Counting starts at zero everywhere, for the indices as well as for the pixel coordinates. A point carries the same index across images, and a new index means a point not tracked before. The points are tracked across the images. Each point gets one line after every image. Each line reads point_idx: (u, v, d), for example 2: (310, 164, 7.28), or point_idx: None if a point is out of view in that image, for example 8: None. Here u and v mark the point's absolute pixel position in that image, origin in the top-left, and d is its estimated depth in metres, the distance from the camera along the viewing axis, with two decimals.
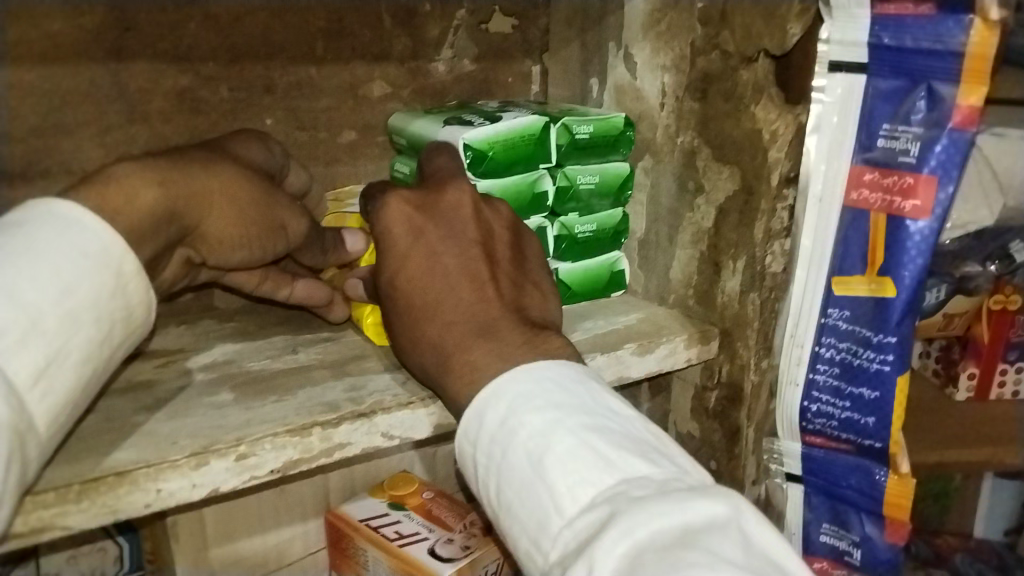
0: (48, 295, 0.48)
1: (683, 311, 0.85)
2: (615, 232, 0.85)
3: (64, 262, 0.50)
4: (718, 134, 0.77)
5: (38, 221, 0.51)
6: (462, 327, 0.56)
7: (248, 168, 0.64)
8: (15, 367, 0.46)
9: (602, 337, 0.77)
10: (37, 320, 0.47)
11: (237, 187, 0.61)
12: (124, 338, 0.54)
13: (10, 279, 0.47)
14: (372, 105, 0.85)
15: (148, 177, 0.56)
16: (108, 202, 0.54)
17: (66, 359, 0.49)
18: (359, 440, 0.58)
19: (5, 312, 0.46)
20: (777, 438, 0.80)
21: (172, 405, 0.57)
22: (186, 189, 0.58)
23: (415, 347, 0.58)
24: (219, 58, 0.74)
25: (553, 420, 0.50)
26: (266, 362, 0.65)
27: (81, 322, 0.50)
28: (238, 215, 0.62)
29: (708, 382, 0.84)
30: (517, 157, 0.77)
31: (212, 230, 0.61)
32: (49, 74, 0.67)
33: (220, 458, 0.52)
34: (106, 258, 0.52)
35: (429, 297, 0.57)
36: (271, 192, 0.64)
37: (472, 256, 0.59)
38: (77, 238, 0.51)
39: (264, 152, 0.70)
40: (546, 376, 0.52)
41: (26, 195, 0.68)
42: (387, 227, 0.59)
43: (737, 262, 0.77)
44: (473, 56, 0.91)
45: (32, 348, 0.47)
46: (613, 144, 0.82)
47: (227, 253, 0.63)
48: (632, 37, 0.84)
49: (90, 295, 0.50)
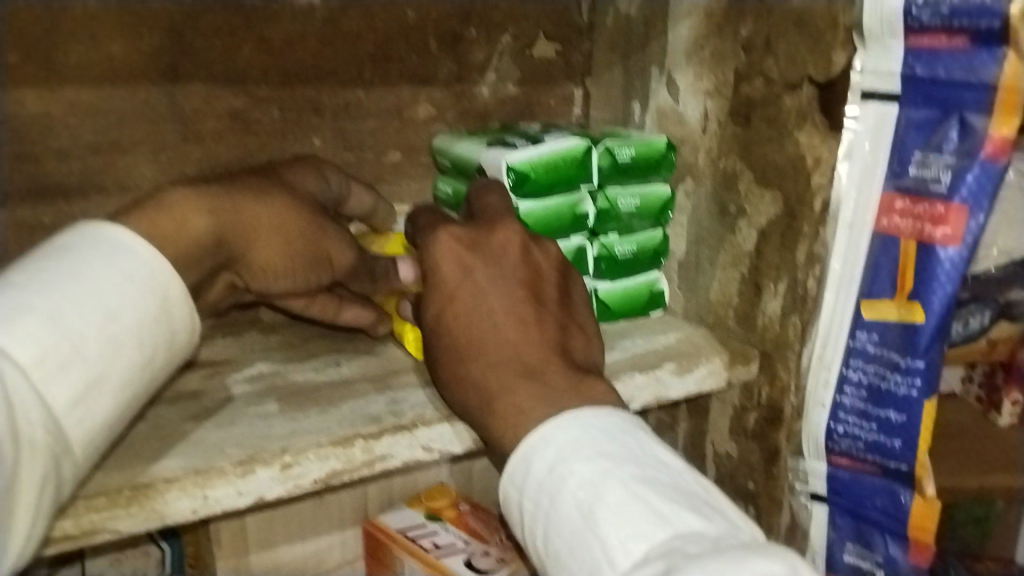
0: (91, 321, 0.50)
1: (722, 333, 0.84)
2: (655, 252, 0.86)
3: (108, 287, 0.52)
4: (761, 159, 0.77)
5: (83, 249, 0.53)
6: (507, 356, 0.58)
7: (302, 200, 0.67)
8: (55, 393, 0.47)
9: (640, 357, 0.77)
10: (80, 345, 0.49)
11: (286, 218, 0.64)
12: (166, 360, 0.56)
13: (55, 305, 0.49)
14: (417, 127, 0.87)
15: (200, 205, 0.60)
16: (159, 228, 0.57)
17: (109, 382, 0.50)
18: (400, 453, 0.59)
19: (50, 337, 0.48)
20: (801, 457, 0.79)
21: (219, 414, 0.59)
22: (233, 218, 0.61)
23: (458, 377, 0.59)
24: (271, 80, 0.77)
25: (604, 469, 0.50)
26: (310, 374, 0.67)
27: (124, 345, 0.52)
28: (285, 245, 0.64)
29: (747, 403, 0.83)
30: (559, 180, 0.78)
31: (258, 259, 0.64)
32: (107, 93, 0.70)
33: (265, 467, 0.53)
34: (150, 283, 0.55)
35: (472, 323, 0.59)
36: (322, 225, 0.66)
37: (518, 290, 0.61)
38: (121, 263, 0.54)
39: (318, 183, 0.73)
40: (593, 424, 0.53)
41: (82, 209, 0.71)
42: (437, 261, 0.62)
43: (779, 285, 0.77)
44: (516, 80, 0.93)
45: (73, 374, 0.48)
46: (655, 166, 0.83)
47: (271, 281, 0.65)
48: (674, 62, 0.85)
49: (132, 320, 0.52)
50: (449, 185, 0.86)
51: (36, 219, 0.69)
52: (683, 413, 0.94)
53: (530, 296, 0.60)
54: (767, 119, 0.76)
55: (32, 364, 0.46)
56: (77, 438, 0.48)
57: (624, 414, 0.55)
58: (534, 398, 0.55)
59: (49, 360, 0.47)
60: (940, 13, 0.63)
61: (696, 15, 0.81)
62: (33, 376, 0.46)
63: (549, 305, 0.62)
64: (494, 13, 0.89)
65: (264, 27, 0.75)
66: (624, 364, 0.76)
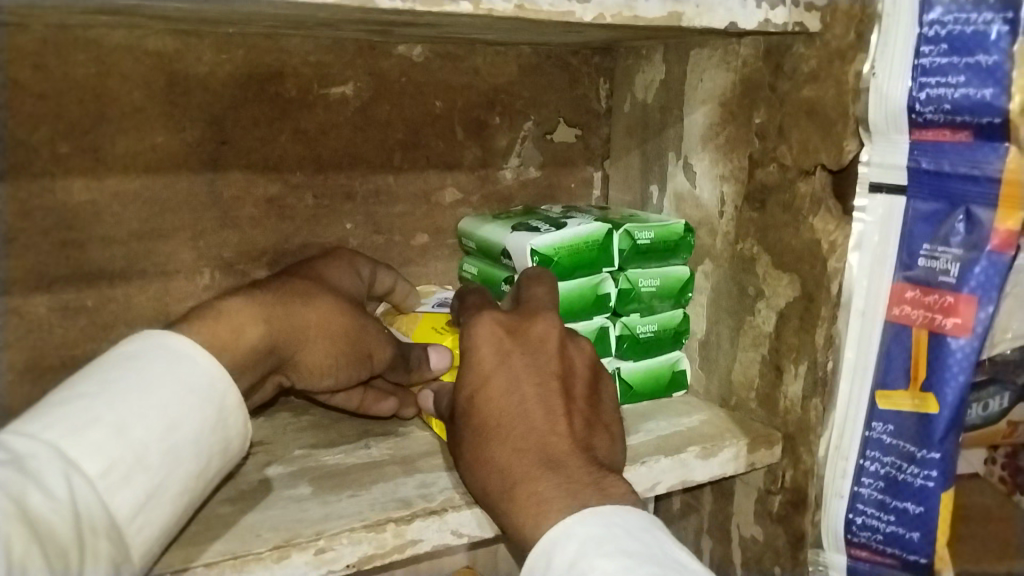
0: (154, 432, 0.52)
1: (744, 414, 0.86)
2: (677, 332, 0.88)
3: (172, 399, 0.53)
4: (778, 243, 0.79)
5: (149, 357, 0.55)
6: (533, 437, 0.58)
7: (345, 300, 0.68)
8: (117, 504, 0.49)
9: (664, 439, 0.79)
10: (143, 455, 0.51)
11: (333, 321, 0.66)
12: (221, 467, 0.57)
13: (121, 416, 0.51)
14: (444, 211, 0.90)
15: (255, 314, 0.62)
16: (216, 336, 0.59)
17: (166, 492, 0.52)
18: (430, 537, 0.60)
19: (114, 448, 0.49)
20: (822, 550, 0.78)
21: (255, 498, 0.60)
22: (286, 324, 0.63)
23: (480, 466, 0.59)
24: (305, 168, 0.80)
25: (625, 566, 0.49)
26: (339, 457, 0.68)
27: (185, 454, 0.53)
28: (331, 346, 0.65)
29: (771, 486, 0.84)
30: (581, 262, 0.80)
31: (306, 361, 0.65)
32: (152, 183, 0.73)
33: (300, 552, 0.54)
34: (209, 393, 0.56)
35: (503, 417, 0.59)
36: (364, 325, 0.68)
37: (547, 374, 0.61)
38: (183, 373, 0.55)
39: (351, 278, 0.75)
40: (617, 523, 0.52)
41: (124, 293, 0.73)
42: (476, 344, 0.62)
43: (800, 366, 0.79)
44: (538, 164, 0.96)
45: (135, 484, 0.50)
46: (674, 248, 0.85)
47: (315, 380, 0.66)
48: (691, 149, 0.88)
49: (192, 431, 0.54)
50: (474, 267, 0.88)
51: (79, 302, 0.71)
52: (707, 493, 0.94)
53: (557, 384, 0.61)
54: (782, 204, 0.78)
55: (97, 475, 0.48)
56: (134, 547, 0.49)
57: (643, 513, 0.55)
58: (559, 482, 0.56)
59: (113, 471, 0.49)
60: (943, 109, 0.64)
61: (712, 103, 0.84)
62: (97, 486, 0.48)
63: (577, 389, 0.63)
64: (518, 101, 0.92)
65: (299, 118, 0.78)
66: (650, 447, 0.77)
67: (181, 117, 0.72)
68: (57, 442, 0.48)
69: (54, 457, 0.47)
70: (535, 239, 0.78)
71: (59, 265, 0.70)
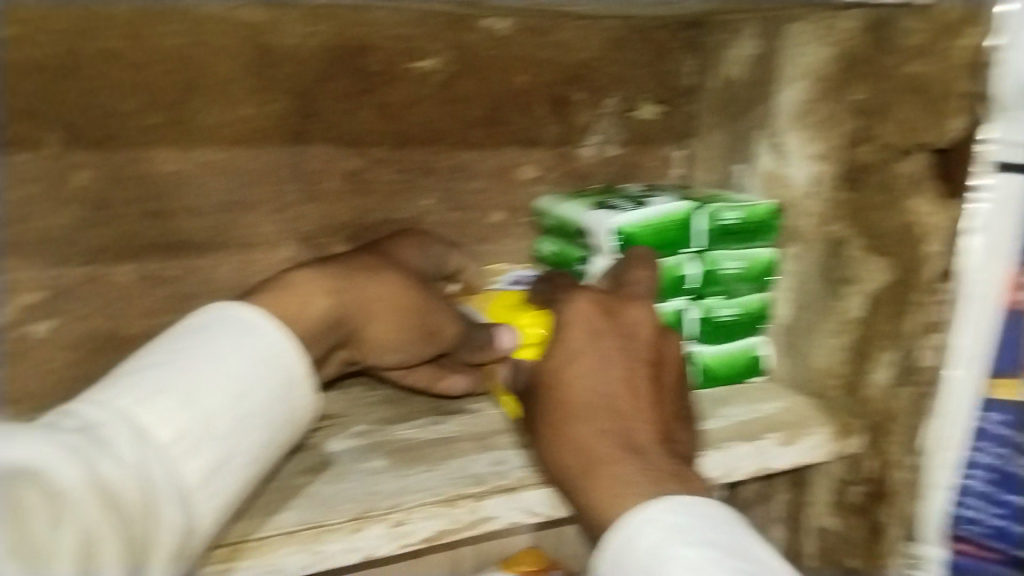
0: (223, 400, 0.52)
1: (825, 401, 0.82)
2: (757, 317, 0.85)
3: (241, 366, 0.53)
4: (873, 225, 0.76)
5: (220, 326, 0.56)
6: (613, 422, 0.57)
7: (411, 276, 0.68)
8: (187, 471, 0.49)
9: (743, 425, 0.76)
10: (213, 422, 0.51)
11: (399, 294, 0.66)
12: (289, 436, 0.57)
13: (191, 383, 0.51)
14: (521, 187, 0.89)
15: (321, 288, 0.62)
16: (284, 308, 0.59)
17: (236, 459, 0.52)
18: (503, 515, 0.59)
19: (185, 415, 0.50)
20: (916, 542, 0.77)
21: (330, 469, 0.60)
22: (353, 298, 0.63)
23: (556, 442, 0.58)
24: (388, 142, 0.80)
25: (713, 558, 0.48)
26: (412, 432, 0.68)
27: (252, 422, 0.53)
28: (398, 321, 0.65)
29: (849, 476, 0.80)
30: (664, 243, 0.78)
31: (373, 335, 0.65)
32: (238, 154, 0.73)
33: (375, 525, 0.54)
34: (277, 362, 0.55)
35: (594, 401, 0.58)
36: (430, 298, 0.68)
37: (636, 358, 0.61)
38: (253, 342, 0.55)
39: (421, 256, 0.75)
40: (699, 513, 0.51)
41: (207, 263, 0.74)
42: (569, 323, 0.61)
43: (885, 354, 0.75)
44: (620, 141, 0.94)
45: (204, 451, 0.50)
46: (760, 230, 0.82)
47: (383, 354, 0.67)
48: (781, 127, 0.85)
49: (261, 398, 0.54)
50: (552, 245, 0.87)
51: (164, 271, 0.73)
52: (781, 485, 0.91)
53: (643, 371, 0.61)
54: (879, 185, 0.75)
55: (169, 442, 0.48)
56: (203, 515, 0.49)
57: (722, 507, 0.53)
58: (642, 466, 0.55)
59: (185, 438, 0.49)
60: None
61: (806, 79, 0.81)
62: (168, 452, 0.48)
63: (668, 376, 0.64)
64: (601, 77, 0.90)
65: (385, 92, 0.78)
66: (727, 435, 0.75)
67: (270, 89, 0.73)
68: (128, 409, 0.48)
69: (125, 424, 0.47)
70: (616, 218, 0.76)
71: (147, 234, 0.71)
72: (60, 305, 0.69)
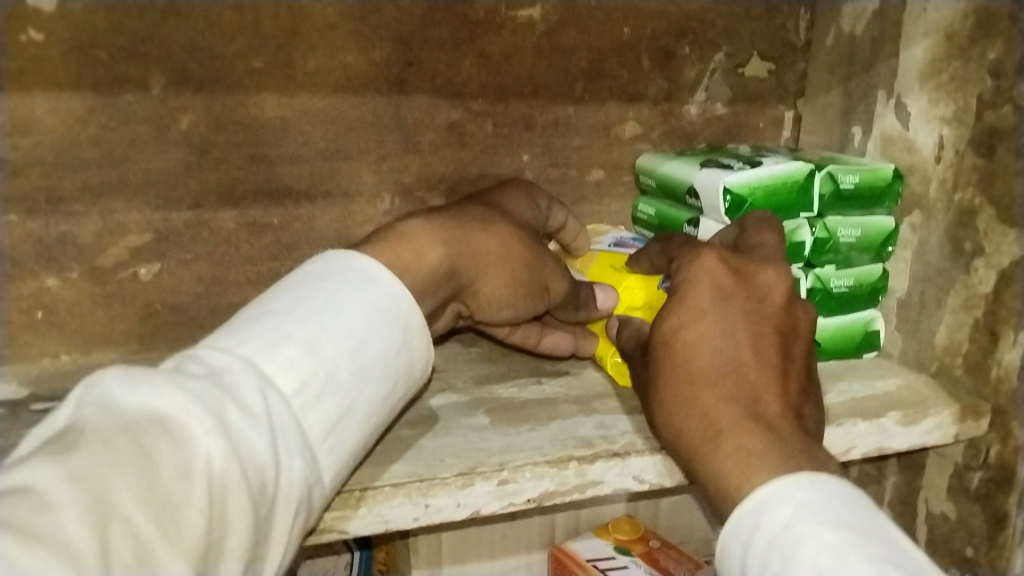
0: (345, 350, 0.50)
1: (946, 382, 0.77)
2: (873, 289, 0.80)
3: (361, 317, 0.52)
4: (1007, 194, 0.70)
5: (338, 275, 0.54)
6: (741, 387, 0.53)
7: (523, 229, 0.66)
8: (311, 422, 0.47)
9: (859, 402, 0.72)
10: (333, 374, 0.49)
11: (512, 248, 0.63)
12: (404, 391, 0.56)
13: (314, 333, 0.49)
14: (622, 145, 0.85)
15: (435, 237, 0.60)
16: (398, 258, 0.57)
17: (356, 412, 0.50)
18: (611, 480, 0.57)
19: (309, 364, 0.48)
20: None
21: (433, 423, 0.59)
22: (466, 250, 0.61)
23: (679, 406, 0.54)
24: (487, 94, 0.77)
25: (851, 541, 0.44)
26: (511, 391, 0.66)
27: (370, 376, 0.52)
28: (509, 277, 0.63)
29: (971, 461, 0.76)
30: (778, 205, 0.74)
31: (485, 290, 0.63)
32: (339, 102, 0.72)
33: (484, 481, 0.53)
34: (394, 314, 0.54)
35: (714, 361, 0.54)
36: (541, 254, 0.65)
37: (769, 323, 0.56)
38: (371, 293, 0.53)
39: (531, 209, 0.72)
40: (836, 491, 0.47)
41: (308, 213, 0.73)
42: (697, 279, 0.58)
43: (1021, 333, 0.70)
44: (726, 100, 0.89)
45: (327, 402, 0.48)
46: (879, 195, 0.77)
47: (495, 311, 0.64)
48: (907, 86, 0.79)
49: (379, 351, 0.52)
50: (652, 207, 0.83)
51: (266, 219, 0.72)
52: (892, 464, 0.86)
53: (775, 339, 0.56)
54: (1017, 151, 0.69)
55: (294, 392, 0.47)
56: (326, 467, 0.48)
57: (860, 493, 0.49)
58: (770, 439, 0.51)
59: (308, 389, 0.48)
60: None
61: (935, 35, 0.75)
62: (291, 404, 0.47)
63: (801, 347, 0.58)
64: (710, 30, 0.86)
65: (486, 42, 0.75)
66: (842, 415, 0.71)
67: (371, 36, 0.71)
68: (253, 357, 0.47)
69: (253, 372, 0.46)
70: (730, 177, 0.72)
71: (250, 181, 0.70)
72: (168, 249, 0.69)
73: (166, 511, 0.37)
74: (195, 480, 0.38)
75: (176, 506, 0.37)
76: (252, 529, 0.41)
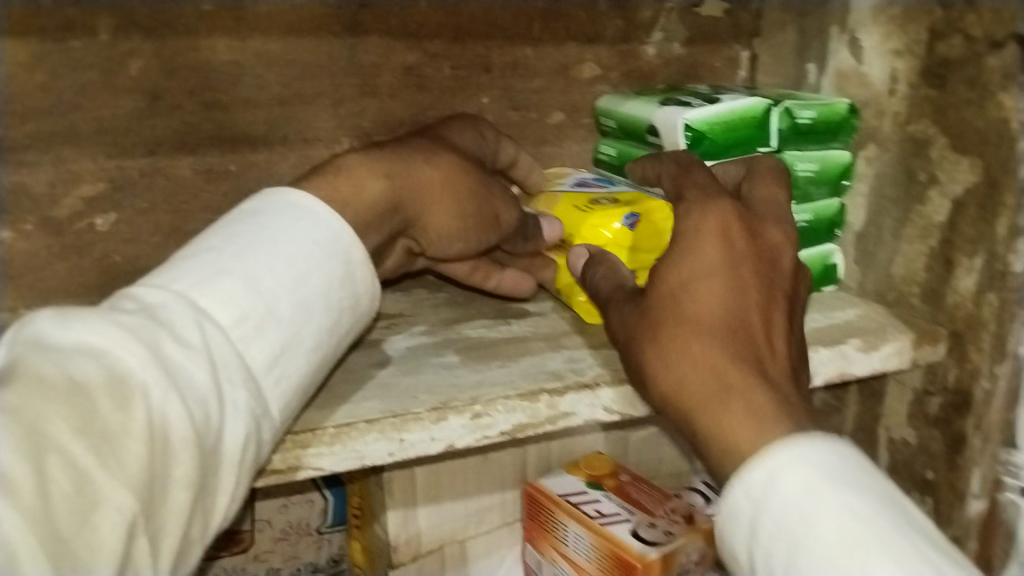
0: (283, 283, 0.50)
1: (904, 311, 0.79)
2: (831, 223, 0.81)
3: (299, 251, 0.51)
4: (958, 123, 0.71)
5: (273, 212, 0.53)
6: (744, 344, 0.51)
7: (467, 161, 0.65)
8: (254, 354, 0.47)
9: (821, 331, 0.74)
10: (272, 307, 0.49)
11: (455, 179, 0.62)
12: (352, 323, 0.55)
13: (249, 267, 0.49)
14: (582, 88, 0.85)
15: (376, 169, 0.59)
16: (337, 190, 0.57)
17: (302, 344, 0.50)
18: (583, 411, 0.57)
19: (245, 297, 0.48)
20: (1015, 449, 0.71)
21: (404, 362, 0.59)
22: (409, 182, 0.60)
23: (680, 359, 0.51)
24: (444, 36, 0.76)
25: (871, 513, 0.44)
26: (481, 331, 0.66)
27: (315, 309, 0.51)
28: (460, 207, 0.62)
29: (930, 386, 0.78)
30: (736, 139, 0.74)
31: (433, 223, 0.62)
32: (292, 45, 0.70)
33: (457, 415, 0.53)
34: (335, 247, 0.54)
35: (719, 313, 0.52)
36: (487, 183, 0.64)
37: (768, 275, 0.55)
38: (308, 228, 0.53)
39: (477, 139, 0.72)
40: (846, 455, 0.46)
41: (267, 160, 0.72)
42: (695, 227, 0.56)
43: (974, 261, 0.71)
44: (683, 40, 0.89)
45: (269, 335, 0.48)
46: (836, 130, 0.78)
47: (446, 246, 0.64)
48: (859, 21, 0.79)
49: (321, 283, 0.52)
50: (613, 147, 0.84)
51: (223, 166, 0.70)
52: (854, 396, 0.88)
53: (774, 293, 0.54)
54: (967, 80, 0.69)
55: (232, 325, 0.47)
56: (274, 398, 0.48)
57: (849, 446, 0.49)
58: (773, 394, 0.49)
59: (246, 322, 0.47)
60: None
61: None
62: (232, 337, 0.46)
63: (783, 282, 0.56)
64: None
65: None
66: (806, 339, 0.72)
67: None
68: (188, 292, 0.47)
69: (187, 305, 0.45)
70: (693, 115, 0.72)
71: (204, 127, 0.69)
72: (121, 199, 0.68)
73: (102, 442, 0.37)
74: (131, 409, 0.39)
75: (113, 437, 0.38)
76: (198, 459, 0.41)
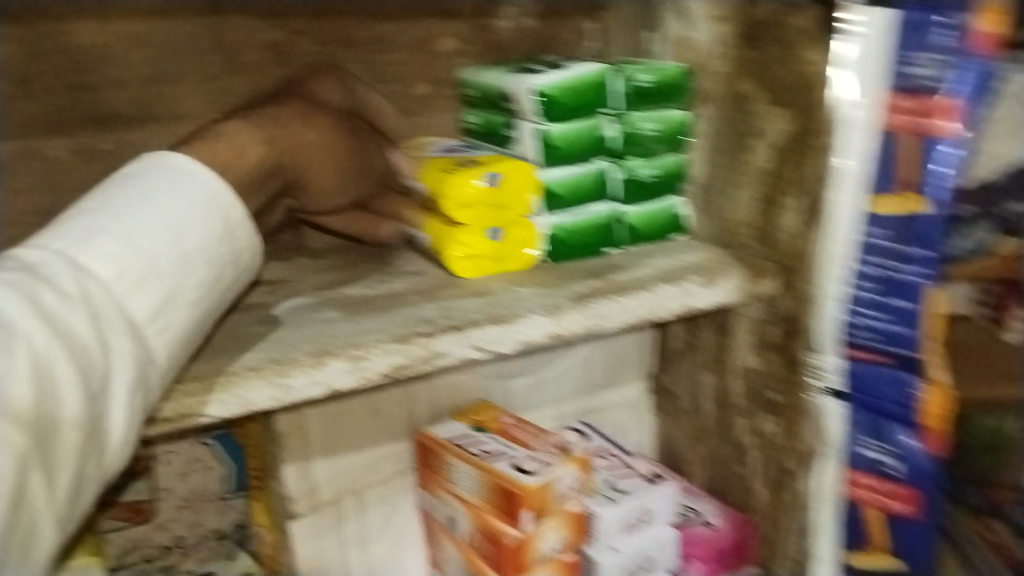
0: (163, 238, 0.53)
1: (743, 251, 0.88)
2: (673, 176, 0.89)
3: (179, 208, 0.55)
4: (773, 78, 0.81)
5: (151, 170, 0.56)
6: None
7: (339, 119, 0.78)
8: (137, 307, 0.50)
9: (667, 271, 0.82)
10: (154, 261, 0.52)
11: (328, 139, 0.74)
12: (233, 277, 0.59)
13: (127, 224, 0.52)
14: (443, 60, 0.90)
15: (254, 134, 0.66)
16: (220, 157, 0.61)
17: (184, 295, 0.54)
18: (455, 351, 0.64)
19: (125, 252, 0.51)
20: (817, 352, 0.83)
21: (289, 319, 0.64)
22: (289, 142, 0.69)
23: None
24: (306, 12, 0.80)
25: None
26: (362, 289, 0.71)
27: (192, 258, 0.54)
28: (340, 165, 0.77)
29: (767, 316, 0.87)
30: (582, 103, 0.81)
31: (318, 184, 0.75)
32: (158, 25, 0.73)
33: (337, 360, 0.59)
34: (215, 202, 0.57)
35: None
36: (358, 136, 0.80)
37: None
38: (187, 185, 0.56)
39: (341, 92, 0.81)
40: None
41: (140, 139, 0.74)
42: None
43: (794, 199, 0.81)
44: (534, 13, 0.96)
45: (151, 288, 0.51)
46: (669, 92, 0.86)
47: (324, 202, 0.78)
48: None
49: (201, 237, 0.55)
50: (478, 116, 0.89)
51: (96, 146, 0.72)
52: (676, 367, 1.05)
53: None
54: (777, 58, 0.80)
55: (113, 279, 0.50)
56: (158, 347, 0.51)
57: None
58: None
59: (126, 275, 0.50)
60: None
61: None
62: (114, 291, 0.50)
63: None
64: None
65: None
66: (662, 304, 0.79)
67: None
68: (66, 250, 0.49)
69: (66, 264, 0.48)
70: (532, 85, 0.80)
71: (73, 109, 0.71)
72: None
73: None
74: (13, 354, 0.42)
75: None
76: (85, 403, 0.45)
